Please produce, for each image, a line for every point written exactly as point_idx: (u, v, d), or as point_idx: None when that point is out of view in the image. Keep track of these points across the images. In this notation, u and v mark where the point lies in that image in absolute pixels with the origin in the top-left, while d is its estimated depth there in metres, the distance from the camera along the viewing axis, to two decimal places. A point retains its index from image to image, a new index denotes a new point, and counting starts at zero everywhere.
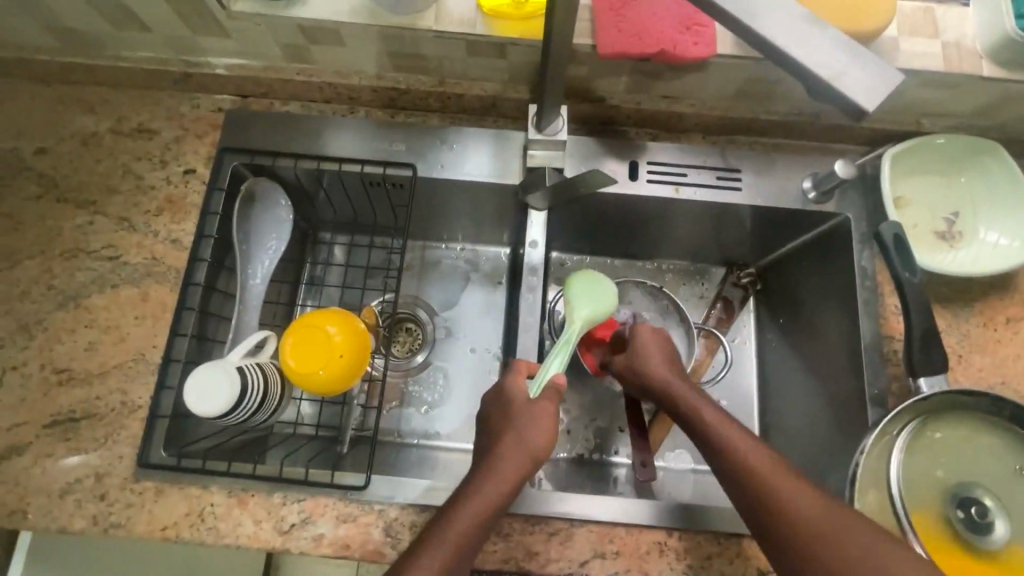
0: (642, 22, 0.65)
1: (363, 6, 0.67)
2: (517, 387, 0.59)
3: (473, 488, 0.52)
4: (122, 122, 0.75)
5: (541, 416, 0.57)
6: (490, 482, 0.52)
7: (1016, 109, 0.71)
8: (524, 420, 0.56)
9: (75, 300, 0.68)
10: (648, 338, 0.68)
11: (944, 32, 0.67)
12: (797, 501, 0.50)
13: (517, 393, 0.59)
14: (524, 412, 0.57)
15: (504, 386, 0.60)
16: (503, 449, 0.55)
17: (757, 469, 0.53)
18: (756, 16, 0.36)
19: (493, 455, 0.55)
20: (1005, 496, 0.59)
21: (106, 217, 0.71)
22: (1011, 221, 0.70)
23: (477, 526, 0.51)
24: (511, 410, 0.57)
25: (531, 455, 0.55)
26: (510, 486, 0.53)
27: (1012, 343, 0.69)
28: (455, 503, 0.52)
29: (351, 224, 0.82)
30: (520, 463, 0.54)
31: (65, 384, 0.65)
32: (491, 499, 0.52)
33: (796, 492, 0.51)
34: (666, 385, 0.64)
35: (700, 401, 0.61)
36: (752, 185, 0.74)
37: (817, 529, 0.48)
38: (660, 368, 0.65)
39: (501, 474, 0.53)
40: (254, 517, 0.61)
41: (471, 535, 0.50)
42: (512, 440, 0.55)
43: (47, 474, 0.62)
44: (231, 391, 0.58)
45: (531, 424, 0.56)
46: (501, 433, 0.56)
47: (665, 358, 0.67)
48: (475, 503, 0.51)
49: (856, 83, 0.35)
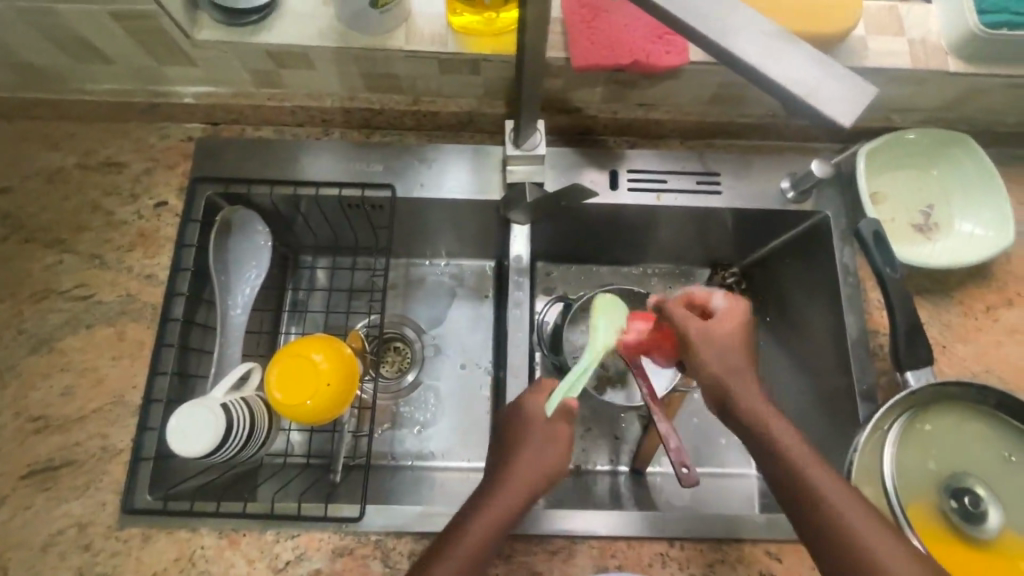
0: (614, 34, 0.65)
1: (332, 28, 0.66)
2: (536, 404, 0.55)
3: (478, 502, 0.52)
4: (89, 155, 0.73)
5: (557, 431, 0.55)
6: (500, 496, 0.52)
7: (982, 100, 0.72)
8: (535, 432, 0.54)
9: (47, 344, 0.66)
10: (730, 319, 0.56)
11: (910, 30, 0.68)
12: (831, 495, 0.48)
13: (534, 407, 0.55)
14: (535, 424, 0.55)
15: (523, 404, 0.56)
16: (516, 461, 0.53)
17: (798, 461, 0.49)
18: (727, 34, 0.36)
19: (503, 469, 0.53)
20: (996, 484, 0.60)
21: (76, 256, 0.69)
22: (985, 211, 0.71)
23: (485, 542, 0.50)
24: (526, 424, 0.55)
25: (542, 470, 0.53)
26: (520, 501, 0.52)
27: (993, 331, 0.70)
28: (464, 517, 0.52)
29: (332, 246, 0.80)
30: (532, 479, 0.53)
31: (41, 432, 0.62)
32: (500, 512, 0.51)
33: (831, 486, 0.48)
34: (735, 378, 0.53)
35: (755, 394, 0.53)
36: (732, 188, 0.74)
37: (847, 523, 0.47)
38: (731, 359, 0.54)
39: (512, 491, 0.52)
40: (247, 557, 0.59)
41: (478, 550, 0.50)
42: (525, 455, 0.53)
43: (27, 527, 0.59)
44: (217, 428, 0.57)
45: (545, 441, 0.54)
46: (511, 447, 0.54)
47: (743, 343, 0.55)
48: (483, 518, 0.51)
49: (831, 97, 0.35)
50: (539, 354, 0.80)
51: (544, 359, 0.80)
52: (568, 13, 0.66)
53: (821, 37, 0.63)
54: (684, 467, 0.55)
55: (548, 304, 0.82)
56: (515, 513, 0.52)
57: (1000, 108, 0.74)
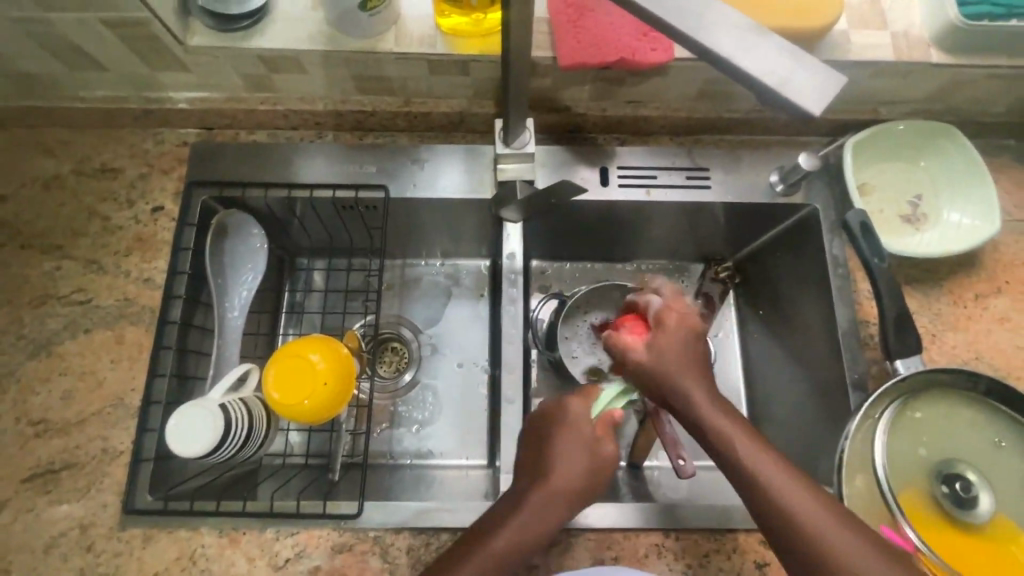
0: (600, 32, 0.66)
1: (322, 32, 0.67)
2: (582, 413, 0.57)
3: (499, 514, 0.53)
4: (85, 162, 0.74)
5: (603, 449, 0.56)
6: (534, 503, 0.53)
7: (967, 91, 0.73)
8: (581, 447, 0.55)
9: (47, 348, 0.66)
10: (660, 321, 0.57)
11: (892, 23, 0.69)
12: (810, 516, 0.47)
13: (580, 419, 0.57)
14: (582, 438, 0.56)
15: (568, 411, 0.57)
16: (554, 471, 0.54)
17: (761, 469, 0.49)
18: (702, 29, 0.36)
19: (541, 479, 0.54)
20: (985, 470, 0.60)
21: (74, 261, 0.70)
22: (972, 201, 0.72)
23: (507, 552, 0.51)
24: (570, 435, 0.56)
25: (583, 486, 0.54)
26: (554, 513, 0.53)
27: (982, 319, 0.70)
28: (489, 524, 0.52)
29: (328, 247, 0.81)
30: (571, 493, 0.54)
31: (42, 435, 0.63)
32: (534, 518, 0.52)
33: (802, 498, 0.48)
34: (669, 380, 0.53)
35: (704, 396, 0.53)
36: (722, 182, 0.75)
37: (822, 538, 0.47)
38: (674, 366, 0.54)
39: (546, 498, 0.53)
40: (247, 555, 0.60)
41: (492, 562, 0.50)
42: (567, 468, 0.54)
43: (29, 530, 0.60)
44: (215, 428, 0.57)
45: (589, 457, 0.55)
46: (551, 459, 0.55)
47: (676, 343, 0.55)
48: (509, 528, 0.52)
49: (803, 88, 0.36)
50: (535, 351, 0.80)
51: (540, 356, 0.80)
52: (554, 13, 0.67)
53: (802, 33, 0.64)
54: (681, 458, 0.59)
55: (542, 302, 0.82)
56: (547, 524, 0.52)
57: (984, 99, 0.75)
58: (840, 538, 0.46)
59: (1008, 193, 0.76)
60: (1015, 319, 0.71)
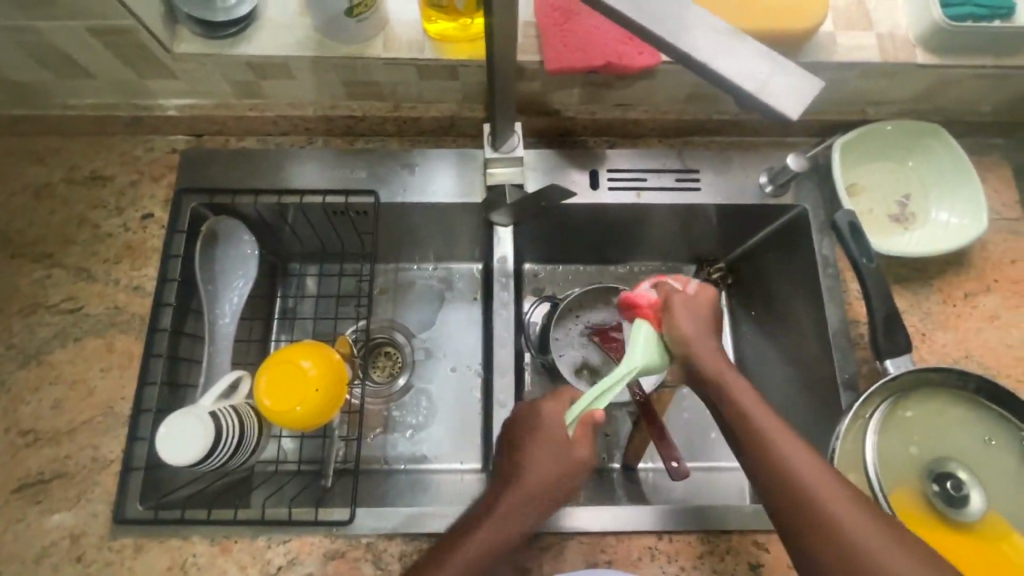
0: (587, 36, 0.66)
1: (310, 38, 0.67)
2: (557, 415, 0.56)
3: (482, 510, 0.54)
4: (75, 170, 0.74)
5: (576, 449, 0.54)
6: (508, 503, 0.54)
7: (953, 91, 0.74)
8: (555, 447, 0.54)
9: (36, 357, 0.66)
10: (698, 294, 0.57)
11: (878, 24, 0.69)
12: (822, 493, 0.47)
13: (554, 420, 0.55)
14: (554, 440, 0.54)
15: (543, 412, 0.56)
16: (530, 471, 0.54)
17: (779, 447, 0.50)
18: (681, 34, 0.37)
19: (516, 481, 0.54)
20: (976, 467, 0.60)
21: (63, 269, 0.69)
22: (960, 200, 0.72)
23: (484, 554, 0.52)
24: (543, 437, 0.55)
25: (557, 486, 0.54)
26: (532, 513, 0.53)
27: (972, 318, 0.71)
28: (468, 525, 0.54)
29: (320, 253, 0.81)
30: (547, 493, 0.54)
31: (32, 445, 0.63)
32: (509, 519, 0.53)
33: (815, 474, 0.48)
34: (703, 348, 0.55)
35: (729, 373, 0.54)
36: (712, 184, 0.75)
37: (828, 513, 0.46)
38: (702, 335, 0.55)
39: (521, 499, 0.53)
40: (239, 564, 0.60)
41: (472, 562, 0.51)
42: (540, 470, 0.54)
43: (19, 540, 0.60)
44: (206, 435, 0.57)
45: (562, 457, 0.54)
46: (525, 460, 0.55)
47: (710, 318, 0.57)
48: (484, 531, 0.53)
49: (781, 91, 0.36)
50: (528, 354, 0.80)
51: (533, 359, 0.80)
52: (542, 17, 0.67)
53: (799, 33, 0.65)
54: (674, 461, 0.60)
55: (535, 305, 0.82)
56: (525, 524, 0.53)
57: (970, 99, 0.75)
58: (846, 513, 0.46)
59: (996, 192, 0.76)
60: (1004, 318, 0.71)
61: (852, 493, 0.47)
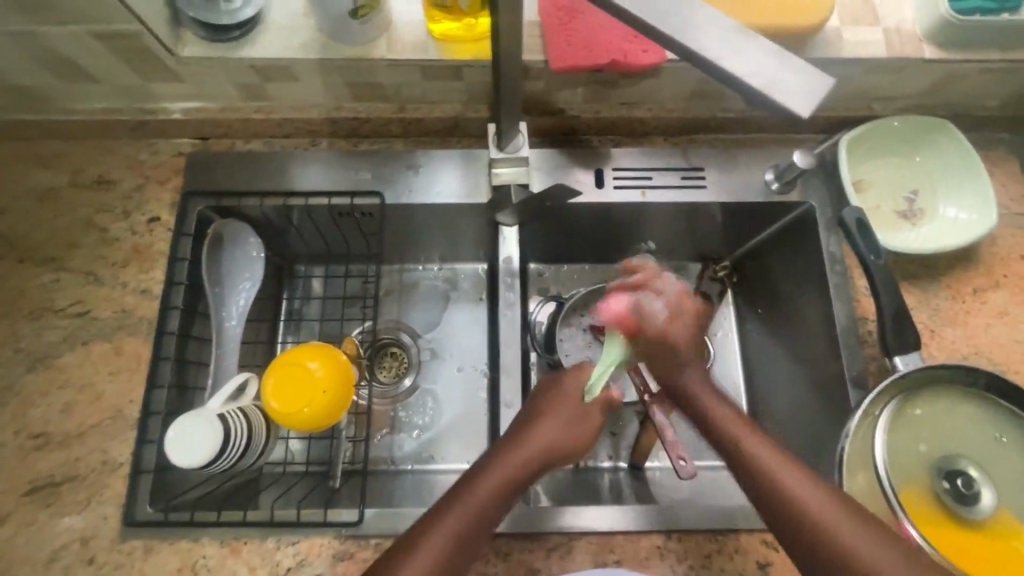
0: (591, 35, 0.66)
1: (314, 40, 0.67)
2: (575, 383, 0.59)
3: (480, 471, 0.52)
4: (81, 174, 0.74)
5: (591, 415, 0.58)
6: (514, 457, 0.53)
7: (961, 85, 0.73)
8: (566, 408, 0.57)
9: (45, 361, 0.66)
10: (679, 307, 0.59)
11: (884, 19, 0.69)
12: (822, 509, 0.47)
13: (572, 388, 0.58)
14: (571, 401, 0.57)
15: (560, 380, 0.59)
16: (541, 428, 0.55)
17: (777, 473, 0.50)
18: (689, 32, 0.36)
19: (522, 438, 0.54)
20: (986, 464, 0.60)
21: (71, 273, 0.70)
22: (968, 196, 0.71)
23: (482, 511, 0.50)
24: (559, 398, 0.57)
25: (563, 448, 0.55)
26: (531, 471, 0.53)
27: (981, 314, 0.70)
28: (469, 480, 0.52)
29: (325, 254, 0.81)
30: (549, 453, 0.54)
31: (42, 448, 0.63)
32: (511, 474, 0.52)
33: (812, 492, 0.48)
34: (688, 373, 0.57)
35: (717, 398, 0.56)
36: (718, 182, 0.75)
37: (829, 529, 0.47)
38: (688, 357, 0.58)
39: (527, 456, 0.53)
40: (248, 565, 0.60)
41: (468, 520, 0.49)
42: (551, 428, 0.55)
43: (31, 544, 0.60)
44: (215, 437, 0.57)
45: (575, 418, 0.57)
46: (537, 417, 0.56)
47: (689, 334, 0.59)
48: (486, 484, 0.51)
49: (790, 88, 0.36)
50: (534, 354, 0.80)
51: (539, 359, 0.80)
52: (546, 16, 0.67)
53: (810, 28, 0.64)
54: (681, 460, 0.59)
55: (540, 304, 0.82)
56: (525, 475, 0.53)
57: (978, 93, 0.75)
58: (846, 530, 0.46)
59: (1004, 187, 0.76)
60: (1013, 314, 0.70)
61: (852, 510, 0.48)
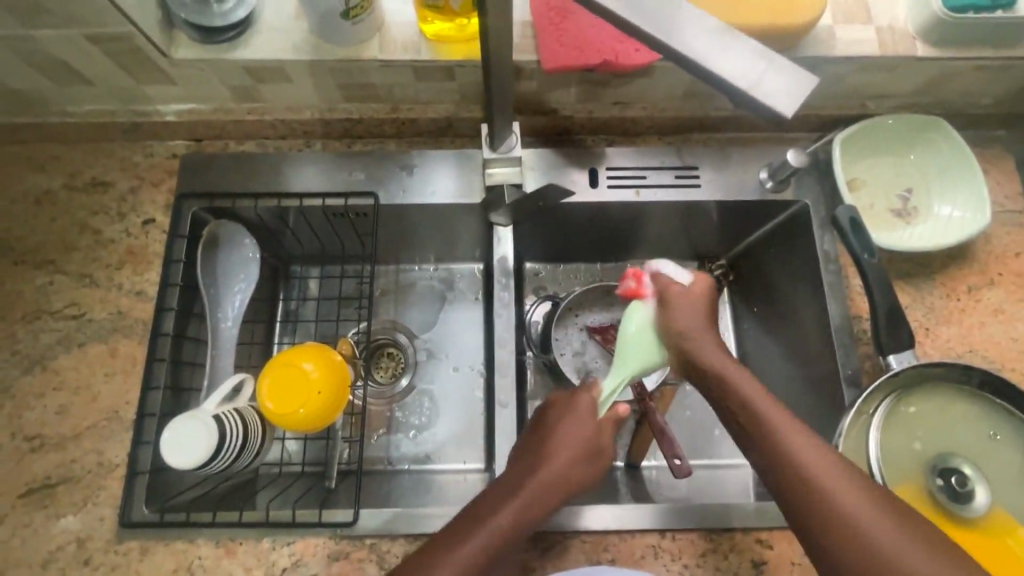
0: (583, 34, 0.66)
1: (306, 41, 0.67)
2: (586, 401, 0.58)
3: (497, 501, 0.52)
4: (76, 176, 0.74)
5: (603, 439, 0.57)
6: (531, 483, 0.52)
7: (955, 83, 0.73)
8: (580, 431, 0.56)
9: (41, 363, 0.67)
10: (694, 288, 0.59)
11: (877, 17, 0.69)
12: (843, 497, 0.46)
13: (582, 408, 0.58)
14: (582, 428, 0.56)
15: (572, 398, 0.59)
16: (555, 453, 0.54)
17: (793, 444, 0.49)
18: (674, 32, 0.36)
19: (537, 463, 0.54)
20: (979, 462, 0.60)
21: (66, 275, 0.70)
22: (962, 194, 0.71)
23: (501, 540, 0.49)
24: (574, 426, 0.56)
25: (579, 473, 0.54)
26: (549, 501, 0.52)
27: (975, 312, 0.70)
28: (486, 507, 0.51)
29: (321, 255, 0.81)
30: (566, 484, 0.53)
31: (38, 450, 0.63)
32: (530, 499, 0.52)
33: (820, 457, 0.48)
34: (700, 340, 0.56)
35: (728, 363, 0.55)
36: (711, 181, 0.75)
37: (843, 504, 0.46)
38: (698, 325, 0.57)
39: (544, 482, 0.53)
40: (244, 566, 0.60)
41: (489, 548, 0.49)
42: (565, 452, 0.55)
43: (27, 545, 0.60)
44: (210, 438, 0.57)
45: (589, 448, 0.56)
46: (552, 442, 0.55)
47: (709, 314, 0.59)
48: (504, 512, 0.51)
49: (774, 89, 0.36)
50: (530, 353, 0.80)
51: (535, 359, 0.80)
52: (537, 16, 0.67)
53: (804, 26, 0.64)
54: (676, 457, 0.60)
55: (536, 304, 0.82)
56: (548, 500, 0.52)
57: (971, 92, 0.74)
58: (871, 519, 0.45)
59: (998, 184, 0.76)
60: (1008, 312, 0.70)
61: (876, 495, 0.46)
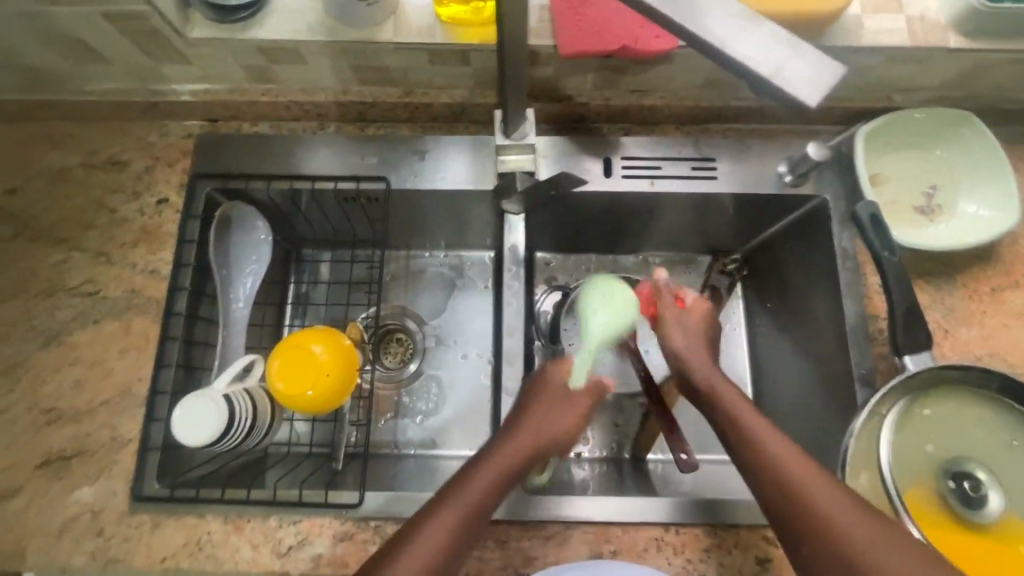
0: (602, 20, 0.65)
1: (321, 22, 0.67)
2: (562, 376, 0.59)
3: (480, 462, 0.53)
4: (93, 155, 0.75)
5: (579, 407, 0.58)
6: (507, 444, 0.54)
7: (990, 76, 0.70)
8: (558, 402, 0.57)
9: (57, 339, 0.68)
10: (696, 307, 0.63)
11: (908, 7, 0.66)
12: (828, 511, 0.46)
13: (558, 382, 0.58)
14: (557, 401, 0.57)
15: (549, 372, 0.60)
16: (533, 419, 0.56)
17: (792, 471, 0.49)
18: (693, 16, 0.36)
19: (515, 426, 0.55)
20: (994, 468, 0.59)
21: (82, 253, 0.71)
22: (988, 192, 0.69)
23: (481, 503, 0.50)
24: (547, 392, 0.57)
25: (553, 437, 0.55)
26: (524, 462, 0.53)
27: (998, 314, 0.68)
28: (469, 466, 0.53)
29: (333, 239, 0.81)
30: (539, 445, 0.54)
31: (54, 423, 0.65)
32: (505, 462, 0.52)
33: (782, 446, 0.51)
34: (699, 363, 0.59)
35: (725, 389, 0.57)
36: (729, 172, 0.73)
37: (825, 515, 0.46)
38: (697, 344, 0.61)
39: (517, 446, 0.54)
40: (251, 542, 0.61)
41: (470, 512, 0.49)
42: (542, 417, 0.56)
43: (43, 515, 0.62)
44: (219, 418, 0.58)
45: (560, 411, 0.57)
46: (530, 409, 0.56)
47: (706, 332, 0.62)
48: (482, 472, 0.52)
49: (796, 77, 0.35)
50: (538, 343, 0.80)
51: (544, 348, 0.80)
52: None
53: (834, 13, 0.62)
54: (684, 453, 0.59)
55: (546, 293, 0.82)
56: (522, 462, 0.53)
57: (1005, 85, 0.72)
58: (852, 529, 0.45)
59: None
60: None
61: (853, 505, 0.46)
